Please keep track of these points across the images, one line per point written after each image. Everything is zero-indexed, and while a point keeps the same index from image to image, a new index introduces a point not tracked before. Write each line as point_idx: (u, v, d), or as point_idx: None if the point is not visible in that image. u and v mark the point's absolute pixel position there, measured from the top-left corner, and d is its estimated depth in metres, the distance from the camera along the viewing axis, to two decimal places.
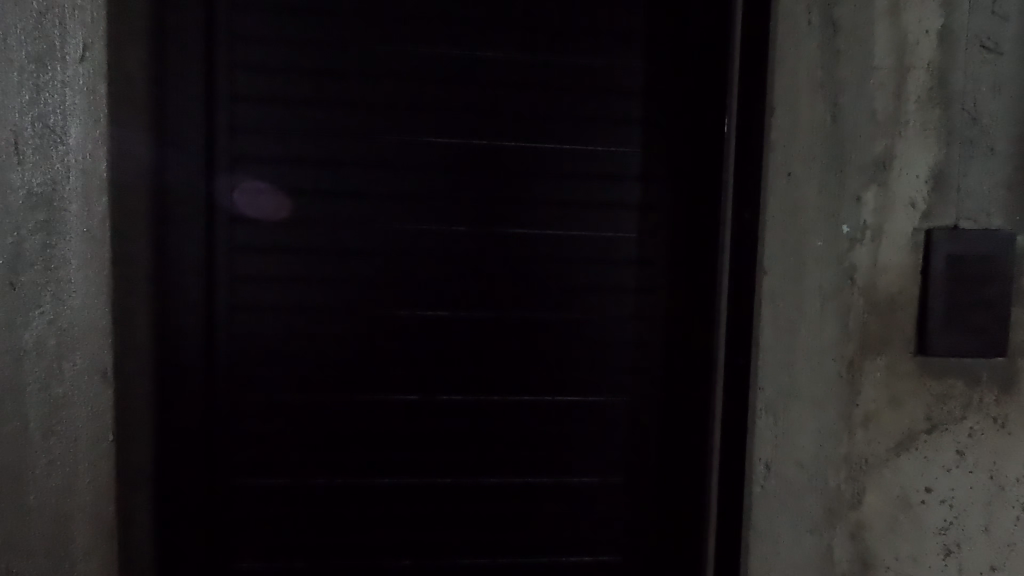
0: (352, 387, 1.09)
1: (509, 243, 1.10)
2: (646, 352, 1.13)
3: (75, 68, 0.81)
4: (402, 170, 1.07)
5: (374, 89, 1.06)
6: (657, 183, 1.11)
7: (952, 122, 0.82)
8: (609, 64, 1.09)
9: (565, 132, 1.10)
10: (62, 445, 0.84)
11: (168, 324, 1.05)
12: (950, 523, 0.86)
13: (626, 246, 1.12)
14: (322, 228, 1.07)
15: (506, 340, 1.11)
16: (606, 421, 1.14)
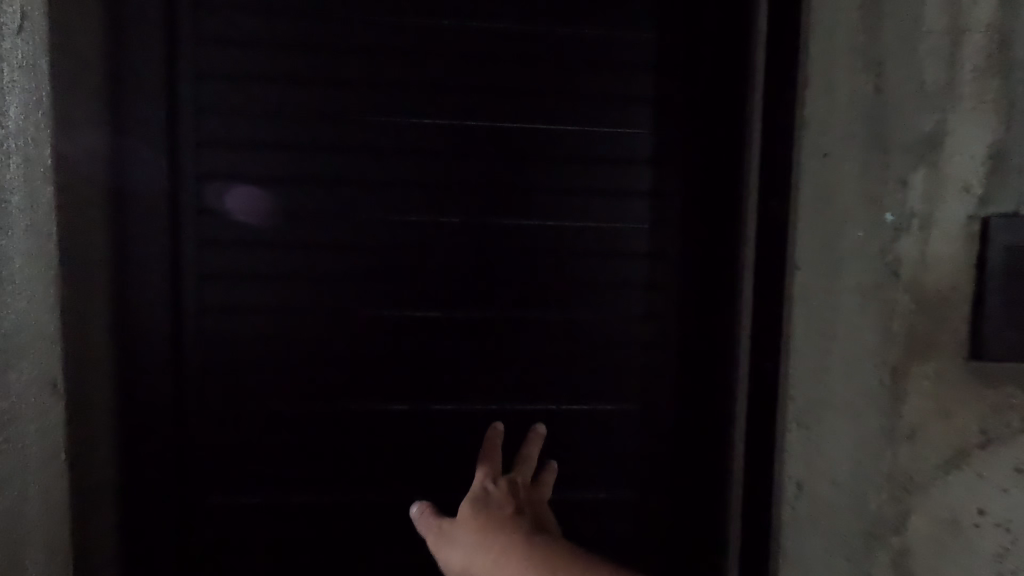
0: (336, 395, 0.99)
1: (504, 237, 1.00)
2: (656, 355, 1.03)
3: (11, 39, 0.70)
4: (388, 156, 0.97)
5: (355, 64, 0.95)
6: (669, 169, 1.01)
7: (1014, 94, 0.71)
8: (615, 38, 0.99)
9: (566, 113, 0.99)
10: (9, 470, 0.73)
11: (129, 326, 0.95)
12: (1007, 549, 0.75)
13: (635, 239, 1.02)
14: (298, 220, 0.96)
15: (503, 343, 1.01)
16: (613, 430, 1.04)
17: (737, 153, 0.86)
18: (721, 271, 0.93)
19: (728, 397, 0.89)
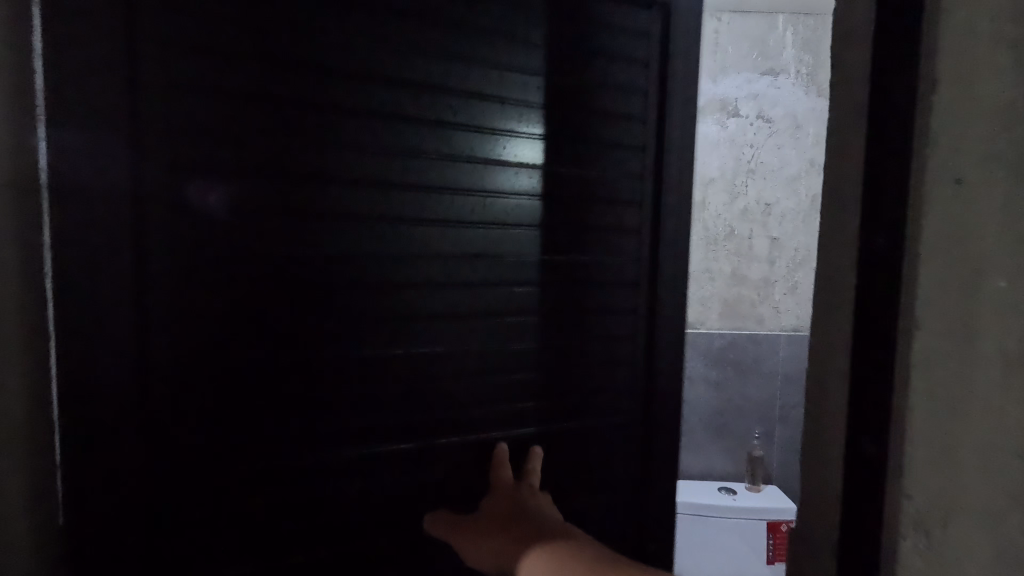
0: (364, 386, 1.17)
1: (431, 267, 1.20)
2: (535, 351, 1.36)
3: None
4: (320, 188, 1.08)
5: (300, 106, 1.06)
6: (620, 212, 1.41)
7: None
8: (505, 104, 1.26)
9: (463, 163, 1.22)
10: None
11: (78, 352, 0.94)
12: None
13: (524, 265, 1.31)
14: (318, 223, 1.08)
15: (502, 338, 1.31)
16: (518, 411, 1.36)
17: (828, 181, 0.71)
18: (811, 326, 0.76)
19: (816, 479, 0.73)
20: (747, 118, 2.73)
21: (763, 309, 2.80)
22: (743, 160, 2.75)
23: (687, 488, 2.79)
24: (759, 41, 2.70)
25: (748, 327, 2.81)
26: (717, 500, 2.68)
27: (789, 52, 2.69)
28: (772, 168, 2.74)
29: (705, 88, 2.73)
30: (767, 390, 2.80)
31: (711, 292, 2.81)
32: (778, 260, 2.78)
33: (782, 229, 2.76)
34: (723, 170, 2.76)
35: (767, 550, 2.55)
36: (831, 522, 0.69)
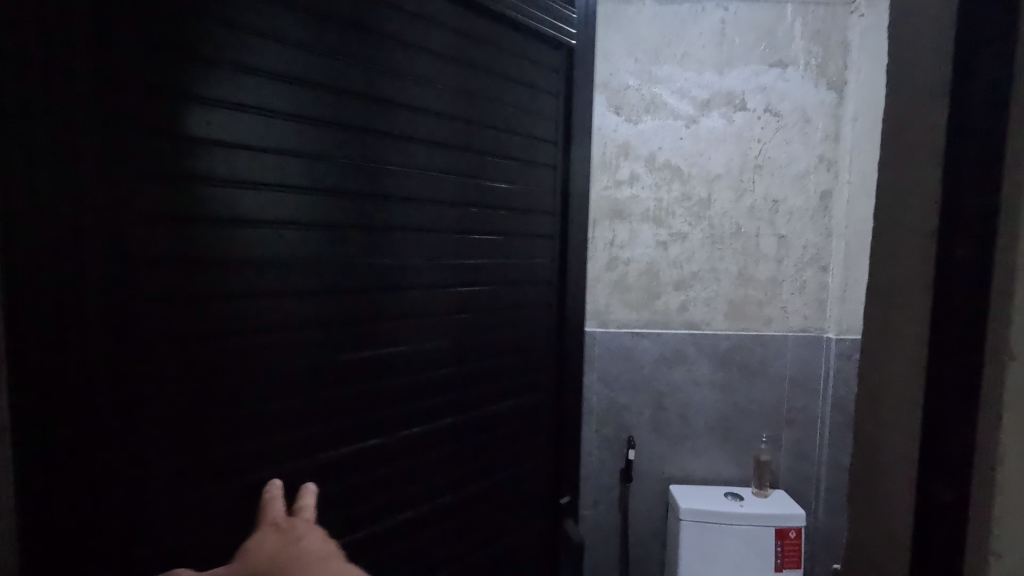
0: (284, 422, 1.05)
1: (351, 275, 1.14)
2: (442, 354, 1.35)
3: None
4: (221, 202, 0.95)
5: (186, 107, 0.90)
6: (527, 223, 1.54)
7: None
8: (400, 106, 1.21)
9: (368, 168, 1.15)
10: None
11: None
12: None
13: (427, 271, 1.29)
14: (206, 227, 0.93)
15: (408, 348, 1.27)
16: (434, 418, 1.34)
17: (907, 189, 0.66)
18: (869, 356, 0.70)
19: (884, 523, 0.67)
20: (755, 112, 2.64)
21: (771, 310, 2.71)
22: (750, 156, 2.66)
23: (691, 492, 2.68)
24: (767, 32, 2.60)
25: (755, 328, 2.72)
26: (724, 506, 2.56)
27: (798, 44, 2.60)
28: (779, 164, 2.65)
29: (713, 81, 2.64)
30: (774, 393, 2.72)
31: (717, 292, 2.72)
32: (785, 259, 2.69)
33: (790, 227, 2.67)
34: (730, 166, 2.67)
35: (775, 557, 2.49)
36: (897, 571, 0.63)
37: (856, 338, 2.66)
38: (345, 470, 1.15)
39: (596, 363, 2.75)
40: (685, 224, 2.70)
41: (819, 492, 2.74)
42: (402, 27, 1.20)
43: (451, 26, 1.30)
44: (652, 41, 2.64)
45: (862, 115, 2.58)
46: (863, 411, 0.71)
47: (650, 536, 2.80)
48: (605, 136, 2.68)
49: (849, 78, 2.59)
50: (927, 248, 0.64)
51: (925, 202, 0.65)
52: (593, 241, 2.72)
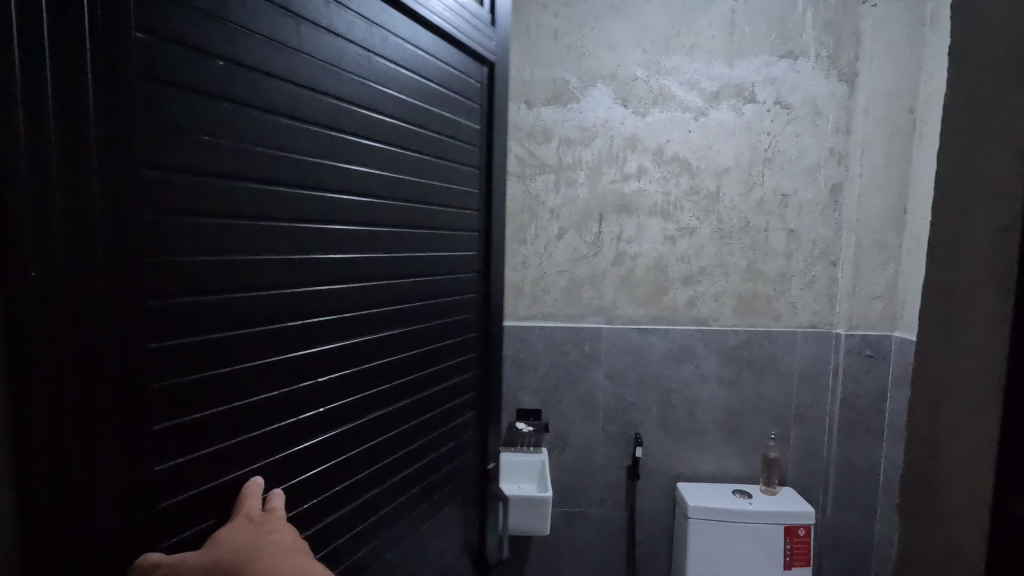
0: (265, 398, 1.13)
1: (318, 259, 1.22)
2: (392, 320, 1.47)
3: None
4: (214, 199, 1.00)
5: (181, 110, 0.94)
6: (473, 200, 1.79)
7: None
8: (341, 90, 1.25)
9: (327, 158, 1.22)
10: None
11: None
12: None
13: (376, 248, 1.38)
14: (215, 220, 1.00)
15: (359, 346, 1.36)
16: (391, 380, 1.48)
17: (966, 175, 0.58)
18: (926, 349, 0.63)
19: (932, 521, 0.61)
20: (765, 104, 2.59)
21: (780, 305, 2.68)
22: (759, 149, 2.61)
23: (698, 489, 2.65)
24: (778, 22, 2.56)
25: (763, 323, 2.69)
26: (732, 503, 2.52)
27: (809, 34, 2.55)
28: (789, 157, 2.61)
29: (722, 72, 2.59)
30: (783, 389, 2.69)
31: (725, 287, 2.68)
32: (795, 254, 2.65)
33: (799, 221, 2.63)
34: (739, 159, 2.62)
35: (784, 555, 2.46)
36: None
37: (866, 333, 2.63)
38: (319, 438, 1.27)
39: (603, 359, 2.71)
40: (693, 218, 2.65)
41: (827, 489, 2.72)
42: (362, 37, 1.30)
43: (410, 42, 1.45)
44: (660, 31, 2.58)
45: (874, 108, 2.54)
46: (914, 407, 0.64)
47: (657, 533, 2.77)
48: (613, 128, 2.63)
49: (861, 69, 2.55)
50: (994, 251, 0.54)
51: (1002, 190, 0.54)
52: (600, 236, 2.67)
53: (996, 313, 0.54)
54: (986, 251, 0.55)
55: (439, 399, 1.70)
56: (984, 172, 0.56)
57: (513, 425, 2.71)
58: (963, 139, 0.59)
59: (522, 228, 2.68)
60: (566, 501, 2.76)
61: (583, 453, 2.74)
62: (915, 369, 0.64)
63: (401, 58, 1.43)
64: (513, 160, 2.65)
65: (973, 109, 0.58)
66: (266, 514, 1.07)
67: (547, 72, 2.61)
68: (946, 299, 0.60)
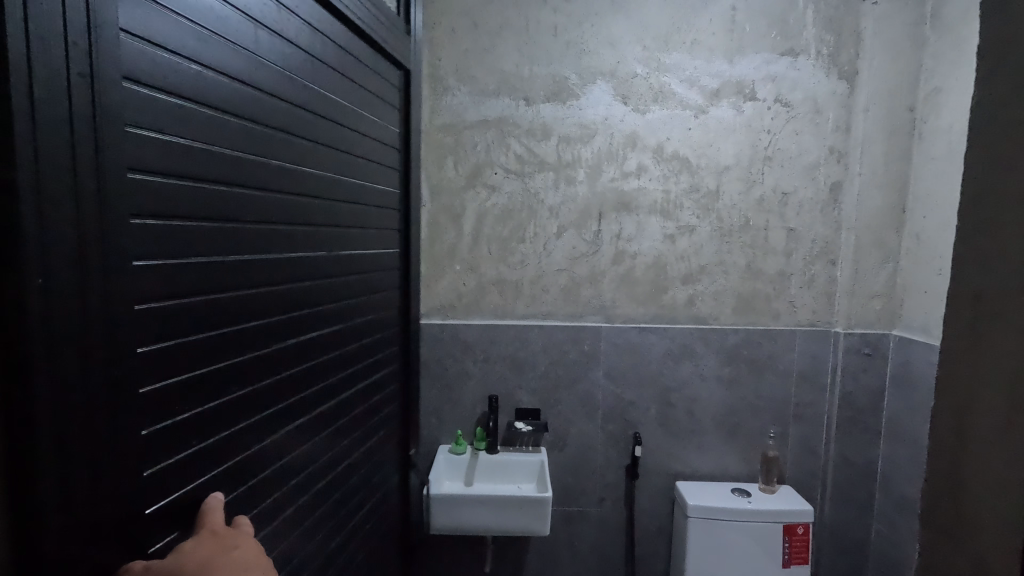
0: (235, 385, 1.22)
1: (272, 254, 1.33)
2: (325, 307, 1.59)
3: None
4: (189, 200, 1.08)
5: (162, 117, 1.01)
6: (380, 193, 1.94)
7: None
8: (285, 93, 1.36)
9: (276, 158, 1.32)
10: None
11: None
12: None
13: (313, 240, 1.50)
14: (191, 218, 1.08)
15: (300, 343, 1.48)
16: (326, 362, 1.61)
17: (1000, 178, 0.56)
18: (948, 360, 0.62)
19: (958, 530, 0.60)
20: (765, 102, 2.57)
21: (779, 304, 2.67)
22: (760, 147, 2.60)
23: (697, 488, 2.65)
24: (779, 19, 2.54)
25: (763, 322, 2.68)
26: (731, 502, 2.52)
27: (810, 31, 2.53)
28: (790, 156, 2.60)
29: (722, 69, 2.57)
30: (782, 387, 2.69)
31: (725, 286, 2.67)
32: (795, 253, 2.65)
33: (799, 220, 2.62)
34: (739, 157, 2.61)
35: (783, 553, 2.47)
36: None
37: (865, 332, 2.63)
38: (273, 421, 1.37)
39: (602, 358, 2.69)
40: (693, 216, 2.64)
41: (826, 487, 2.73)
42: (306, 45, 1.43)
43: (339, 50, 1.60)
44: (661, 27, 2.56)
45: (874, 106, 2.53)
46: (936, 418, 0.63)
47: (656, 532, 2.77)
48: (613, 126, 2.60)
49: (861, 67, 2.54)
50: None
51: None
52: (600, 234, 2.65)
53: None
54: (1020, 261, 0.54)
55: (360, 379, 1.84)
56: (1020, 180, 0.54)
57: (512, 424, 2.69)
58: (994, 141, 0.57)
59: (521, 226, 2.65)
60: (565, 500, 2.75)
61: (582, 453, 2.73)
62: (939, 378, 0.63)
63: (330, 61, 1.55)
64: (512, 158, 2.62)
65: (1006, 111, 0.56)
66: (230, 529, 1.09)
67: (547, 68, 2.58)
68: (974, 307, 0.58)
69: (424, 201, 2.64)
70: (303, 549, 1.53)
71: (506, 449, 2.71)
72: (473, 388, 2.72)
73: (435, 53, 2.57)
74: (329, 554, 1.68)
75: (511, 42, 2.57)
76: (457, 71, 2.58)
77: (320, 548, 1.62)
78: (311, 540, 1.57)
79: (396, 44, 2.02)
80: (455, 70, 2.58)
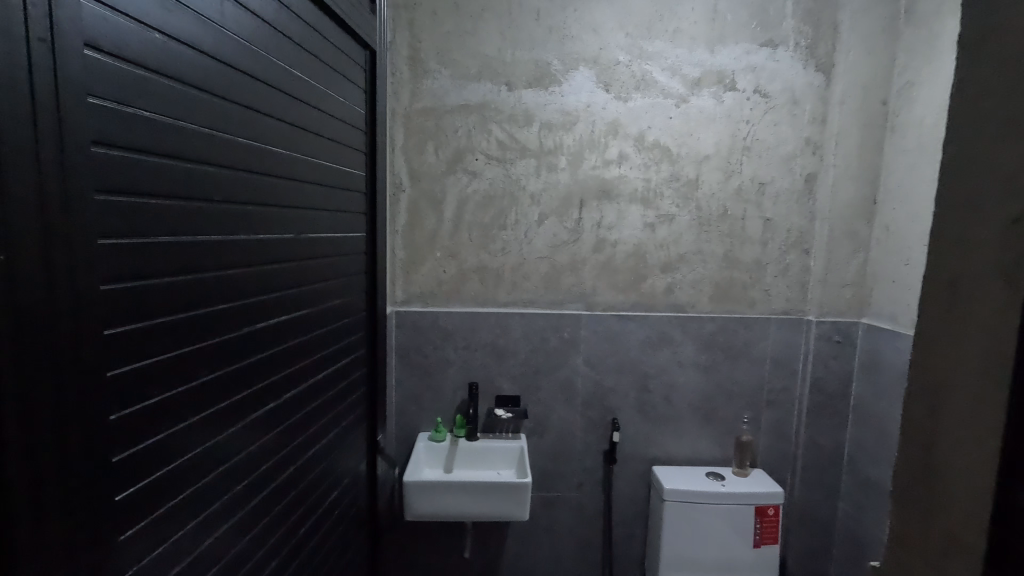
0: (206, 370, 1.19)
1: (241, 235, 1.29)
2: (294, 289, 1.56)
3: None
4: (157, 181, 1.04)
5: (127, 92, 0.97)
6: (346, 175, 1.89)
7: None
8: (252, 68, 1.31)
9: (242, 136, 1.28)
10: None
11: None
12: None
13: (281, 221, 1.46)
14: (159, 198, 1.04)
15: (272, 327, 1.45)
16: (296, 347, 1.58)
17: (976, 164, 0.57)
18: (925, 345, 0.63)
19: (926, 501, 0.62)
20: (745, 92, 2.60)
21: (755, 292, 2.73)
22: (738, 137, 2.62)
23: (673, 472, 2.70)
24: (759, 10, 2.56)
25: (739, 310, 2.74)
26: (704, 485, 2.58)
27: (789, 23, 2.56)
28: (767, 146, 2.63)
29: (704, 58, 2.58)
30: (756, 374, 2.75)
31: (703, 274, 2.71)
32: (771, 242, 2.70)
33: (776, 210, 2.67)
34: (719, 147, 2.63)
35: (753, 534, 2.55)
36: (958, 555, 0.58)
37: (835, 320, 2.71)
38: (245, 407, 1.34)
39: (582, 346, 2.71)
40: (673, 205, 2.66)
41: (796, 469, 2.82)
42: (273, 18, 1.38)
43: (305, 25, 1.55)
44: (644, 14, 2.55)
45: (849, 98, 2.58)
46: (910, 402, 0.65)
47: (633, 515, 2.82)
48: (595, 113, 2.60)
49: (838, 60, 2.58)
50: (1005, 244, 0.54)
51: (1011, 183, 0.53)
52: (581, 222, 2.65)
53: (1005, 307, 0.53)
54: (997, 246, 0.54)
55: (329, 365, 1.82)
56: (999, 166, 0.54)
57: (492, 411, 2.70)
58: (973, 132, 0.58)
59: (502, 213, 2.63)
60: (545, 486, 2.78)
61: (561, 439, 2.76)
62: (912, 364, 0.65)
63: (293, 33, 1.49)
64: (493, 143, 2.59)
65: (985, 99, 0.56)
66: None
67: (529, 53, 2.55)
68: (949, 291, 0.59)
69: (404, 186, 2.59)
70: (278, 537, 1.51)
71: (487, 435, 2.72)
72: (454, 375, 2.71)
73: (415, 35, 2.52)
74: (301, 543, 1.65)
75: (493, 25, 2.53)
76: (437, 53, 2.53)
77: (293, 536, 1.59)
78: (286, 527, 1.55)
79: (364, 22, 1.97)
80: (436, 52, 2.53)
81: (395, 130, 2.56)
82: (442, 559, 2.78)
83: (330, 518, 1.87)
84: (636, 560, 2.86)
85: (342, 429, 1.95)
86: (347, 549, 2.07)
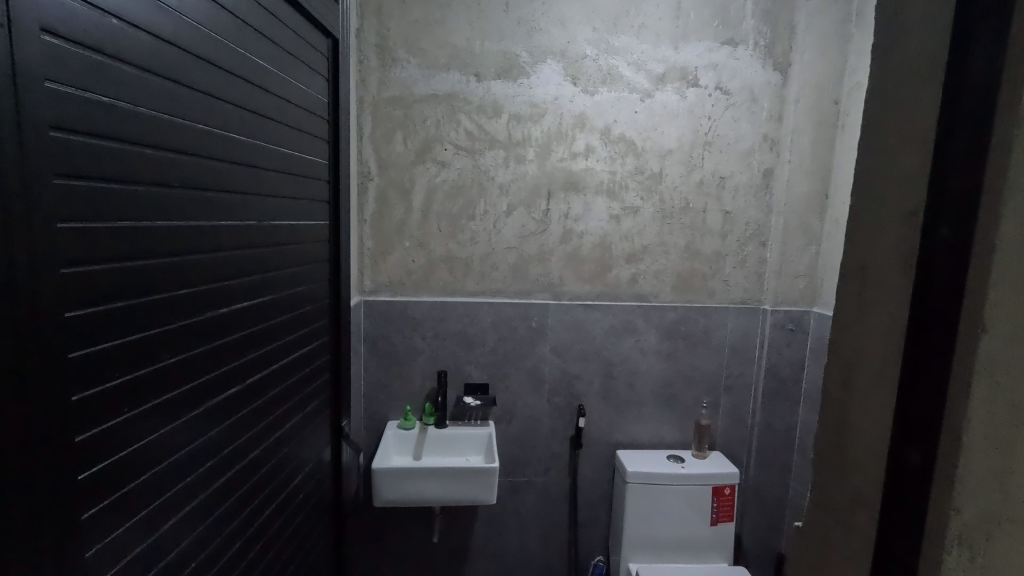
0: (168, 352, 1.20)
1: (202, 220, 1.29)
2: (255, 275, 1.56)
3: None
4: (119, 166, 1.04)
5: (87, 78, 0.96)
6: (307, 164, 1.89)
7: None
8: (213, 56, 1.30)
9: (202, 124, 1.28)
10: None
11: None
12: None
13: (243, 207, 1.46)
14: (120, 184, 1.04)
15: (233, 313, 1.45)
16: (257, 333, 1.58)
17: (884, 167, 0.63)
18: (843, 322, 0.69)
19: (842, 458, 0.68)
20: (707, 89, 2.68)
21: (714, 283, 2.84)
22: (700, 132, 2.71)
23: (636, 455, 2.80)
24: (721, 8, 2.64)
25: (699, 300, 2.84)
26: (666, 467, 2.70)
27: (749, 23, 2.65)
28: (727, 142, 2.73)
29: (667, 54, 2.65)
30: (715, 361, 2.87)
31: (665, 265, 2.81)
32: (729, 234, 2.81)
33: (735, 203, 2.78)
34: (681, 142, 2.72)
35: (711, 512, 2.68)
36: (865, 506, 0.65)
37: (789, 309, 2.85)
38: (206, 391, 1.35)
39: (549, 334, 2.77)
40: (637, 198, 2.74)
41: (751, 450, 2.97)
42: (233, 5, 1.37)
43: (266, 14, 1.55)
44: (610, 9, 2.60)
45: (804, 97, 2.69)
46: (830, 376, 0.72)
47: (597, 498, 2.92)
48: (562, 106, 2.64)
49: (794, 59, 2.69)
50: (904, 236, 0.60)
51: (908, 188, 0.60)
52: (548, 213, 2.70)
53: (903, 291, 0.60)
54: (896, 236, 0.61)
55: (291, 351, 1.82)
56: (899, 169, 0.61)
57: (461, 399, 2.74)
58: (880, 138, 0.64)
59: (471, 203, 2.66)
60: (512, 471, 2.85)
61: (529, 425, 2.83)
62: (831, 341, 0.71)
63: (254, 22, 1.48)
64: (462, 134, 2.61)
65: (892, 110, 0.63)
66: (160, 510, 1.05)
67: (497, 43, 2.57)
68: (860, 276, 0.66)
69: (373, 175, 2.59)
70: (239, 520, 1.52)
71: (456, 423, 2.76)
72: (423, 363, 2.74)
73: (383, 23, 2.50)
74: (264, 526, 1.67)
75: (462, 16, 2.54)
76: (405, 41, 2.53)
77: (255, 518, 1.61)
78: (247, 511, 1.55)
79: (326, 9, 1.95)
80: (404, 40, 2.53)
81: (363, 119, 2.54)
82: (412, 544, 2.82)
83: (293, 502, 1.89)
84: (601, 541, 2.95)
85: (304, 415, 1.95)
86: (311, 533, 2.09)
